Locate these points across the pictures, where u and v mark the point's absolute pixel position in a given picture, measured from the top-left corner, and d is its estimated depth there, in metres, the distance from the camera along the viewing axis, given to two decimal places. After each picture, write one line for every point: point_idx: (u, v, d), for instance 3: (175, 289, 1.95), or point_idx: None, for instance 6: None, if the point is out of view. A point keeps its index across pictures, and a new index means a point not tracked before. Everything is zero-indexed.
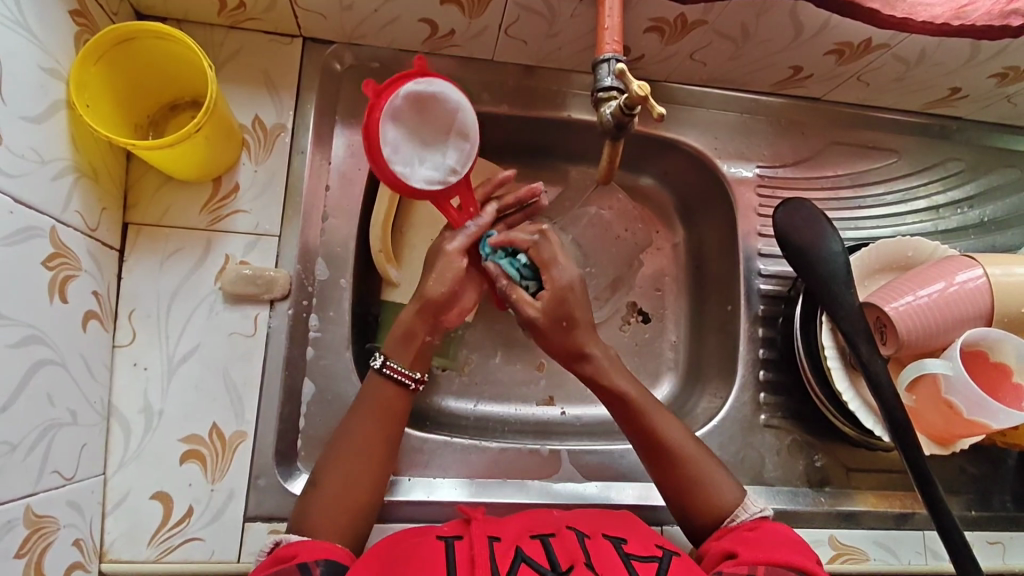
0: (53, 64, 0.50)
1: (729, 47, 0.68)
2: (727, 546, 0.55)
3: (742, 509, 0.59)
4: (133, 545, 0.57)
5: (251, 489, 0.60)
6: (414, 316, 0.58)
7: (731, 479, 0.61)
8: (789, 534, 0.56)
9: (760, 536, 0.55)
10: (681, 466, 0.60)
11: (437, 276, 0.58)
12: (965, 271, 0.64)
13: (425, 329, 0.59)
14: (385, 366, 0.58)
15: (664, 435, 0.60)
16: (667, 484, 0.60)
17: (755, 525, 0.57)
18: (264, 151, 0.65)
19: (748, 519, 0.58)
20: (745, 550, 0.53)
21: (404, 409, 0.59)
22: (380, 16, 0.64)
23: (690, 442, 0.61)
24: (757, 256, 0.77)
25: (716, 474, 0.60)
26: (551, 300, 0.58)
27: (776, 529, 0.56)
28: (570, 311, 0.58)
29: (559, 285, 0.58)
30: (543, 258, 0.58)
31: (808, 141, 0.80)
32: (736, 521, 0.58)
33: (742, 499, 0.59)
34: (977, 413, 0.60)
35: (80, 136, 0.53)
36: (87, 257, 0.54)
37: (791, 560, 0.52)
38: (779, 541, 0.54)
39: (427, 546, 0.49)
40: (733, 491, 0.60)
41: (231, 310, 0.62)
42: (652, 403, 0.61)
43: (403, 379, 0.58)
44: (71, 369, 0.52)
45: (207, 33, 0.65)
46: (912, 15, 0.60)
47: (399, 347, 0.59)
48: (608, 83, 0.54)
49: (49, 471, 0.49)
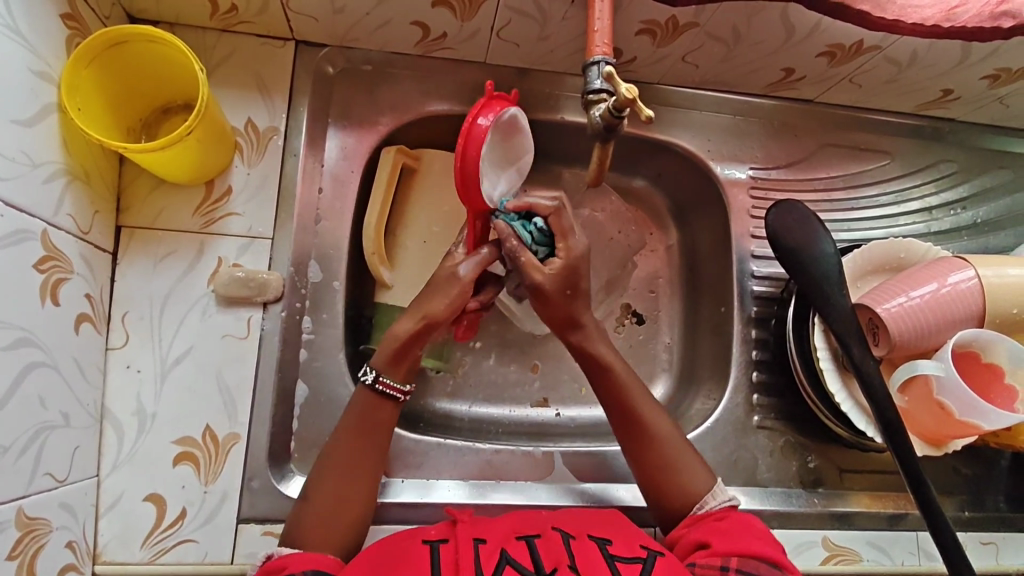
0: (44, 68, 0.50)
1: (721, 49, 0.68)
2: (700, 536, 0.55)
3: (711, 497, 0.59)
4: (126, 547, 0.57)
5: (245, 491, 0.60)
6: (412, 332, 0.58)
7: (704, 467, 0.61)
8: (756, 521, 0.57)
9: (732, 526, 0.55)
10: (655, 447, 0.61)
11: (444, 295, 0.59)
12: (956, 273, 0.64)
13: (419, 345, 0.59)
14: (377, 382, 0.58)
15: (644, 415, 0.62)
16: (640, 466, 0.61)
17: (725, 514, 0.57)
18: (257, 153, 0.65)
19: (717, 508, 0.58)
20: (718, 541, 0.54)
21: (390, 419, 0.59)
22: (372, 19, 0.64)
23: (668, 427, 0.62)
24: (751, 257, 0.77)
25: (688, 460, 0.61)
26: (564, 268, 0.59)
27: (742, 517, 0.57)
28: (577, 280, 0.60)
29: (574, 255, 0.60)
30: (562, 227, 0.60)
31: (800, 143, 0.80)
32: (705, 509, 0.58)
33: (712, 487, 0.60)
34: (969, 414, 0.61)
35: (72, 139, 0.53)
36: (79, 260, 0.55)
37: (762, 550, 0.52)
38: (751, 531, 0.55)
39: (413, 549, 0.49)
40: (705, 479, 0.60)
41: (224, 312, 0.62)
42: (634, 383, 0.63)
43: (393, 394, 0.58)
44: (63, 371, 0.52)
45: (199, 37, 0.65)
46: (902, 17, 0.60)
47: (392, 364, 0.58)
48: (598, 85, 0.54)
49: (41, 473, 0.49)
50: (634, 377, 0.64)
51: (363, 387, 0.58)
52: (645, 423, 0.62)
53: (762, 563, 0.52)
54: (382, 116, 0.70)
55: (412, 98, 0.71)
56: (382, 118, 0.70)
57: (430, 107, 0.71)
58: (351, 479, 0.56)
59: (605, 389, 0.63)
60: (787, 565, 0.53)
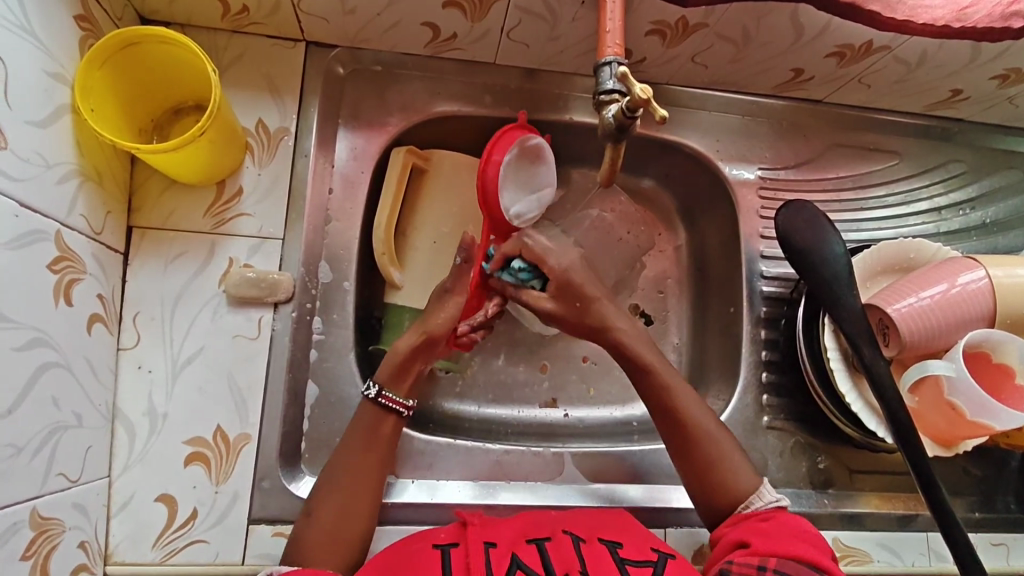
0: (57, 69, 0.50)
1: (730, 49, 0.68)
2: (742, 535, 0.55)
3: (758, 497, 0.58)
4: (138, 547, 0.57)
5: (255, 491, 0.60)
6: (412, 347, 0.61)
7: (748, 463, 0.61)
8: (804, 522, 0.56)
9: (774, 527, 0.55)
10: (698, 443, 0.61)
11: (442, 313, 0.63)
12: (967, 273, 0.64)
13: (420, 360, 0.62)
14: (380, 396, 0.59)
15: (684, 410, 0.62)
16: (682, 461, 0.61)
17: (771, 515, 0.56)
18: (268, 154, 0.65)
19: (763, 508, 0.57)
20: (759, 541, 0.54)
21: (389, 435, 0.59)
22: (383, 20, 0.64)
23: (711, 422, 0.62)
24: (760, 258, 0.77)
25: (733, 454, 0.61)
26: (557, 290, 0.63)
27: (790, 518, 0.56)
28: (577, 291, 0.63)
29: (559, 273, 0.63)
30: (535, 254, 0.62)
31: (809, 143, 0.80)
32: (750, 508, 0.58)
33: (758, 487, 0.59)
34: (979, 414, 0.60)
35: (84, 139, 0.53)
36: (91, 260, 0.55)
37: (805, 553, 0.52)
38: (795, 532, 0.54)
39: (423, 554, 0.49)
40: (750, 479, 0.60)
41: (235, 313, 0.62)
42: (674, 379, 0.63)
43: (397, 408, 0.60)
44: (77, 372, 0.53)
45: (210, 38, 0.65)
46: (912, 17, 0.60)
47: (393, 379, 0.60)
48: (610, 86, 0.54)
49: (55, 473, 0.50)
50: (674, 373, 0.64)
51: (367, 401, 0.60)
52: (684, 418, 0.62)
53: (801, 566, 0.51)
54: (391, 116, 0.70)
55: (421, 98, 0.71)
56: (391, 119, 0.70)
57: (439, 108, 0.71)
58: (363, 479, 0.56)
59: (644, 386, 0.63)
60: (827, 566, 0.52)
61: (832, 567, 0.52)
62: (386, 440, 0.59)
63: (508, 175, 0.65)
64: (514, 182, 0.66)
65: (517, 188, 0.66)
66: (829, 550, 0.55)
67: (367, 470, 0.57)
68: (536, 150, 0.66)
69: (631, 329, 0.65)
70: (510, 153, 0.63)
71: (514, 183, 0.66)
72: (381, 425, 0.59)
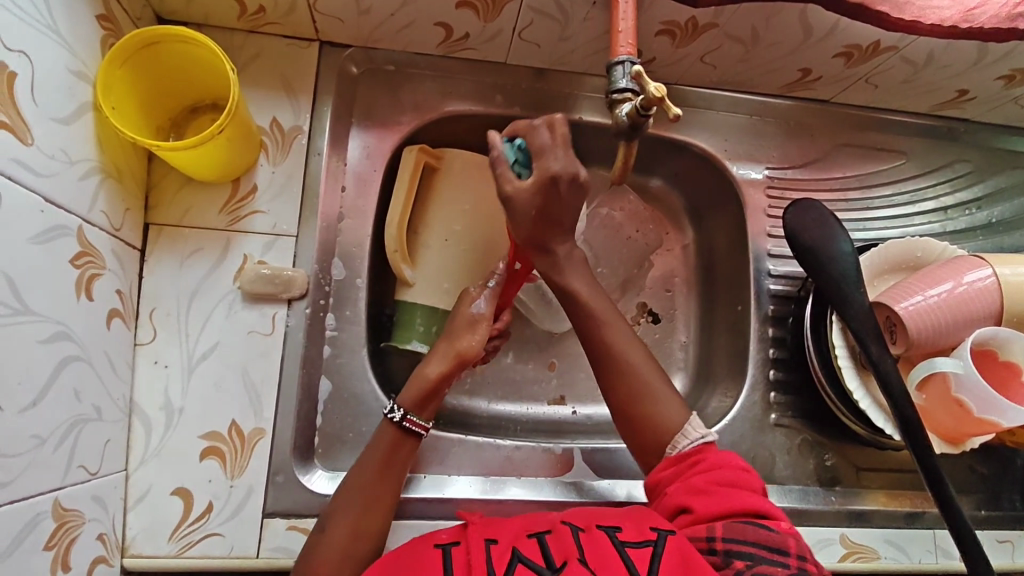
0: (80, 67, 0.51)
1: (739, 50, 0.69)
2: (681, 498, 0.56)
3: (683, 437, 0.60)
4: (154, 539, 0.57)
5: (269, 485, 0.61)
6: (443, 374, 0.62)
7: (679, 401, 0.62)
8: (726, 461, 0.58)
9: (709, 482, 0.56)
10: (630, 379, 0.62)
11: (473, 335, 0.64)
12: (974, 271, 0.64)
13: (446, 385, 0.63)
14: (404, 420, 0.60)
15: (619, 349, 0.63)
16: (611, 396, 0.63)
17: (699, 457, 0.58)
18: (282, 152, 0.66)
19: (688, 448, 0.59)
20: (699, 505, 0.54)
21: (409, 455, 0.60)
22: (396, 20, 0.65)
23: (641, 358, 0.63)
24: (767, 256, 0.77)
25: (666, 394, 0.62)
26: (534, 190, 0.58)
27: (716, 464, 0.57)
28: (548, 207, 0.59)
29: (546, 172, 0.56)
30: (534, 146, 0.57)
31: (816, 143, 0.81)
32: (677, 450, 0.59)
33: (685, 425, 0.60)
34: (986, 411, 0.61)
35: (105, 137, 0.54)
36: (111, 256, 0.55)
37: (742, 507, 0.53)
38: (727, 483, 0.55)
39: (426, 555, 0.49)
40: (680, 415, 0.61)
41: (250, 309, 0.63)
42: (613, 319, 0.64)
43: (417, 430, 0.60)
44: (96, 366, 0.53)
45: (226, 37, 0.66)
46: (921, 18, 0.60)
47: (418, 405, 0.61)
48: (624, 84, 0.55)
49: (76, 465, 0.50)
50: (607, 306, 0.65)
51: (389, 423, 0.60)
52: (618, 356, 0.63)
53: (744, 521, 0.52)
54: (404, 115, 0.71)
55: (433, 97, 0.72)
56: (403, 118, 0.71)
57: (450, 107, 0.72)
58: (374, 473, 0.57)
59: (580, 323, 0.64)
60: (766, 505, 0.54)
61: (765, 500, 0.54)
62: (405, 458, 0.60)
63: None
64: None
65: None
66: (758, 487, 0.56)
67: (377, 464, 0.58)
68: None
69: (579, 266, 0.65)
70: None
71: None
72: (399, 445, 0.59)
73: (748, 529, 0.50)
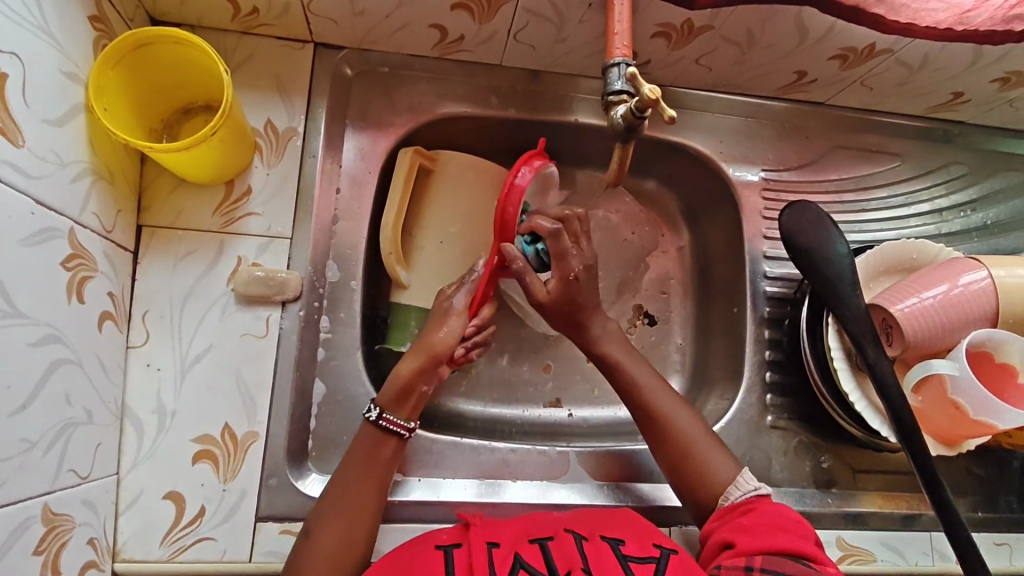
0: (72, 68, 0.51)
1: (735, 52, 0.69)
2: (726, 535, 0.56)
3: (735, 488, 0.60)
4: (146, 544, 0.57)
5: (263, 489, 0.60)
6: (416, 371, 0.60)
7: (727, 457, 0.62)
8: (782, 511, 0.57)
9: (756, 521, 0.56)
10: (676, 443, 0.63)
11: (448, 331, 0.62)
12: (969, 273, 0.65)
13: (423, 382, 0.60)
14: (380, 419, 0.59)
15: (671, 421, 0.63)
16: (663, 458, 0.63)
17: (750, 507, 0.58)
18: (276, 154, 0.66)
19: (740, 500, 0.59)
20: (743, 539, 0.54)
21: (392, 454, 0.59)
22: (391, 22, 0.65)
23: (688, 425, 0.64)
24: (763, 258, 0.77)
25: (703, 442, 0.63)
26: (560, 287, 0.64)
27: (771, 509, 0.57)
28: (576, 297, 0.65)
29: (568, 275, 0.64)
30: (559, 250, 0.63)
31: (812, 145, 0.81)
32: (728, 501, 0.59)
33: (736, 477, 0.61)
34: (983, 413, 0.61)
35: (97, 138, 0.54)
36: (103, 258, 0.55)
37: (787, 545, 0.53)
38: (778, 525, 0.55)
39: (426, 557, 0.49)
40: (727, 470, 0.61)
41: (244, 311, 0.63)
42: (655, 384, 0.65)
43: (398, 430, 0.59)
44: (88, 369, 0.53)
45: (220, 39, 0.66)
46: (916, 20, 0.60)
47: (395, 403, 0.60)
48: (618, 86, 0.55)
49: (66, 469, 0.50)
50: (650, 373, 0.66)
51: (367, 423, 0.59)
52: (662, 421, 0.63)
53: (788, 559, 0.52)
54: (398, 116, 0.71)
55: (428, 99, 0.72)
56: (398, 119, 0.71)
57: (445, 109, 0.72)
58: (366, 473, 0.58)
59: (624, 391, 0.66)
60: (818, 557, 0.53)
61: (819, 553, 0.53)
62: (388, 456, 0.59)
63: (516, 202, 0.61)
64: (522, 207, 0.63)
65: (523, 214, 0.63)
66: (813, 537, 0.55)
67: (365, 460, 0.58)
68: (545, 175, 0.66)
69: (606, 323, 0.68)
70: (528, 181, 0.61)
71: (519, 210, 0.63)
72: (381, 456, 0.59)
73: (791, 568, 0.51)
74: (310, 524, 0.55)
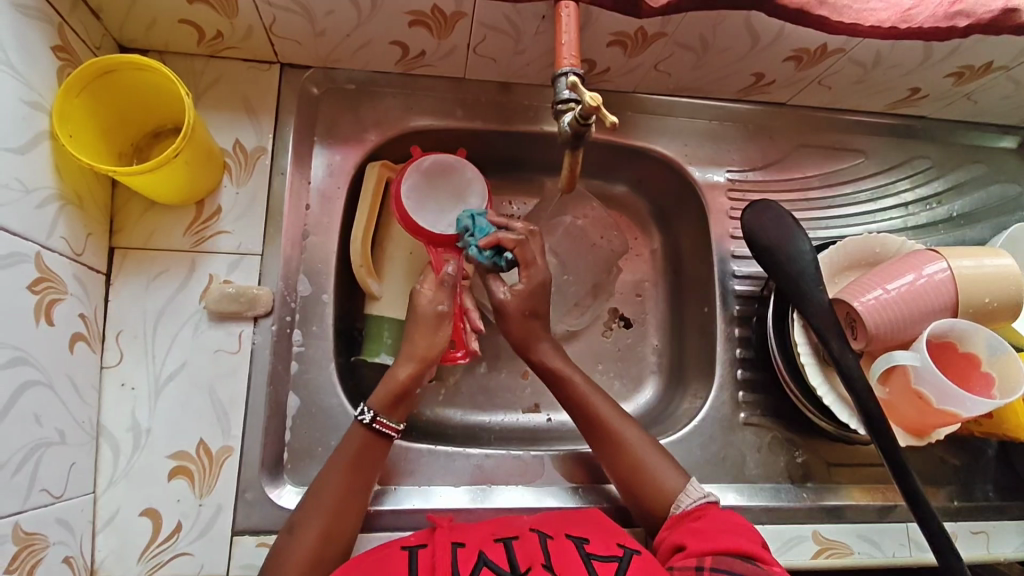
0: (35, 97, 0.52)
1: (691, 57, 0.71)
2: (677, 538, 0.57)
3: (685, 496, 0.61)
4: (123, 561, 0.58)
5: (239, 502, 0.61)
6: (411, 375, 0.62)
7: (675, 467, 0.63)
8: (728, 518, 0.57)
9: (706, 525, 0.56)
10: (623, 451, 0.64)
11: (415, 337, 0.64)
12: (930, 264, 0.65)
13: (416, 385, 0.63)
14: (374, 421, 0.60)
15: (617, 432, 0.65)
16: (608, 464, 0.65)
17: (700, 513, 0.58)
18: (245, 172, 0.67)
19: (690, 506, 0.60)
20: (693, 541, 0.55)
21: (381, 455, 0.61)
22: (352, 41, 0.67)
23: (634, 434, 0.65)
24: (731, 257, 0.78)
25: (642, 447, 0.64)
26: (526, 292, 0.67)
27: (719, 515, 0.58)
28: (536, 304, 0.68)
29: (535, 282, 0.67)
30: (526, 257, 0.66)
31: (776, 144, 0.82)
32: (681, 508, 0.60)
33: (685, 486, 0.62)
34: (947, 403, 0.62)
35: (64, 165, 0.55)
36: (72, 281, 0.56)
37: (735, 545, 0.53)
38: (727, 527, 0.55)
39: (391, 557, 0.50)
40: (676, 479, 0.62)
41: (216, 328, 0.64)
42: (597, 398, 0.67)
43: (389, 432, 0.61)
44: (59, 390, 0.54)
45: (187, 64, 0.68)
46: (860, 20, 0.62)
47: (388, 406, 0.61)
48: (565, 95, 0.56)
49: (38, 489, 0.51)
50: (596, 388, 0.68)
51: (359, 425, 0.61)
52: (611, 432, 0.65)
53: (735, 558, 0.53)
54: (366, 132, 0.72)
55: (395, 114, 0.73)
56: (366, 135, 0.72)
57: (413, 123, 0.73)
58: (353, 474, 0.59)
59: (570, 402, 0.67)
60: (763, 557, 0.53)
61: (766, 555, 0.54)
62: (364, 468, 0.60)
63: (419, 202, 0.70)
64: (434, 199, 0.71)
65: (440, 204, 0.71)
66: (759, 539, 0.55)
67: (353, 461, 0.59)
68: (440, 165, 0.70)
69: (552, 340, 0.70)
70: (407, 182, 0.69)
71: (432, 203, 0.71)
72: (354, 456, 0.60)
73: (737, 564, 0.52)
74: (294, 520, 0.56)
